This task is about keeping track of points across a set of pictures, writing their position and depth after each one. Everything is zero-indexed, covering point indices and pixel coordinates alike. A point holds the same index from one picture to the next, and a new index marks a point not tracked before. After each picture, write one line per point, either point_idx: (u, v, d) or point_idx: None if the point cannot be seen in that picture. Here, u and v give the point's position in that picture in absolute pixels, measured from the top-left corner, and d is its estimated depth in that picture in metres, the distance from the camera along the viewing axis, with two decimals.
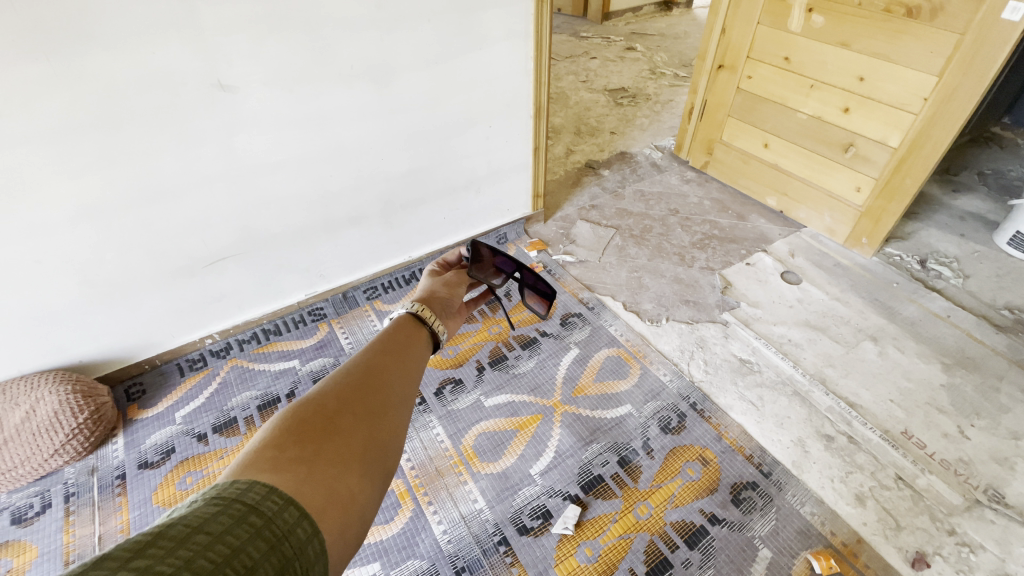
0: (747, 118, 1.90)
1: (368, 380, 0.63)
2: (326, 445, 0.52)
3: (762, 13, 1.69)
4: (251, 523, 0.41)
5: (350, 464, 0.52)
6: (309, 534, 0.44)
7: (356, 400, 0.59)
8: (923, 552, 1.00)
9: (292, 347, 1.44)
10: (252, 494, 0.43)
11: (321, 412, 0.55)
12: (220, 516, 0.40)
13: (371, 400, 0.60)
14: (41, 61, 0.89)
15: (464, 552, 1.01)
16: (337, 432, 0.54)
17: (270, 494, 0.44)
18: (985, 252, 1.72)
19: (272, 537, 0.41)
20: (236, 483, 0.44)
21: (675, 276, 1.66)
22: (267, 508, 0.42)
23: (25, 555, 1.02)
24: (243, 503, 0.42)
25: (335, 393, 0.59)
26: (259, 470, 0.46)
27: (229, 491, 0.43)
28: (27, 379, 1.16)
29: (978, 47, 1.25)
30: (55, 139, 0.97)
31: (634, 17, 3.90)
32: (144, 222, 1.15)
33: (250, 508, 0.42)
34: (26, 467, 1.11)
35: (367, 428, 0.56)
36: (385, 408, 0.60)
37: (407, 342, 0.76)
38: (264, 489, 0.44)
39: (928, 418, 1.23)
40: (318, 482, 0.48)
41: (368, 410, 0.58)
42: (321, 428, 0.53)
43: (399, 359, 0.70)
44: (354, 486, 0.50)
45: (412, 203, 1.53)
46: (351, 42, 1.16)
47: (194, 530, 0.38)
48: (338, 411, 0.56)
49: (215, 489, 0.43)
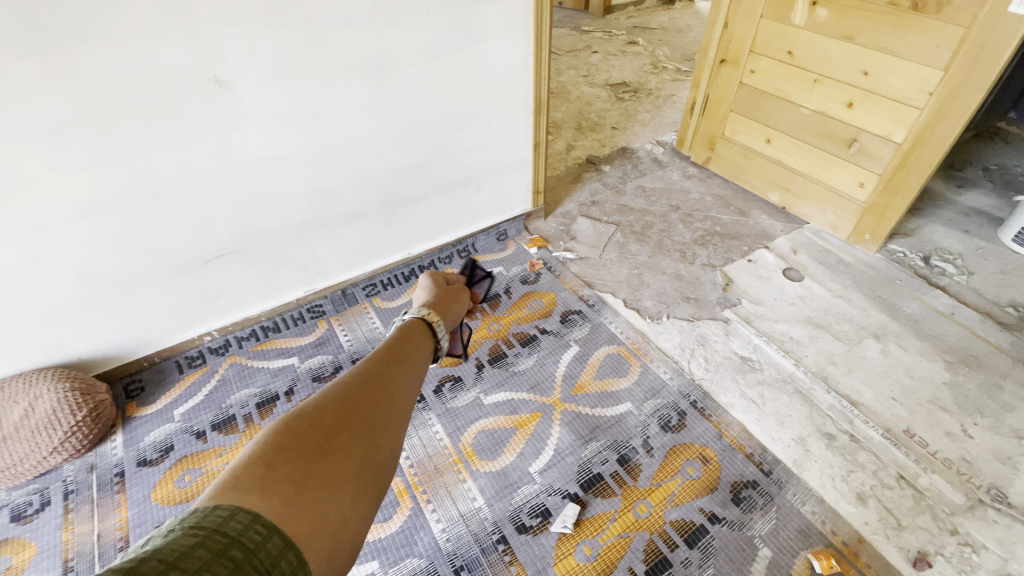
0: (749, 113, 1.88)
1: (367, 394, 0.62)
2: (319, 465, 0.50)
3: (765, 6, 1.66)
4: (230, 558, 0.39)
5: (342, 485, 0.50)
6: (293, 565, 0.42)
7: (353, 416, 0.58)
8: (925, 551, 1.00)
9: (291, 345, 1.44)
10: (234, 525, 0.41)
11: (317, 428, 0.54)
12: (197, 551, 0.38)
13: (367, 417, 0.59)
14: (35, 56, 0.88)
15: (462, 550, 1.01)
16: (332, 451, 0.52)
17: (254, 523, 0.42)
18: (989, 249, 1.70)
19: (254, 571, 0.39)
20: (218, 510, 0.42)
21: (676, 273, 1.64)
22: (249, 540, 0.41)
23: (25, 553, 1.02)
24: (224, 535, 0.40)
25: (333, 406, 0.58)
26: (246, 491, 0.45)
27: (208, 521, 0.41)
28: (25, 377, 1.16)
29: (983, 41, 1.23)
30: (49, 136, 0.96)
31: (635, 11, 3.87)
32: (142, 219, 1.14)
33: (231, 541, 0.40)
34: (25, 465, 1.11)
35: (363, 447, 0.55)
36: (381, 425, 0.59)
37: (408, 351, 0.75)
38: (247, 517, 0.42)
39: (930, 416, 1.22)
40: (307, 506, 0.46)
41: (365, 427, 0.57)
42: (316, 445, 0.52)
43: (399, 370, 0.69)
44: (344, 510, 0.49)
45: (411, 199, 1.52)
46: (348, 37, 1.14)
47: (168, 566, 0.36)
48: (335, 429, 0.55)
49: (195, 519, 0.41)
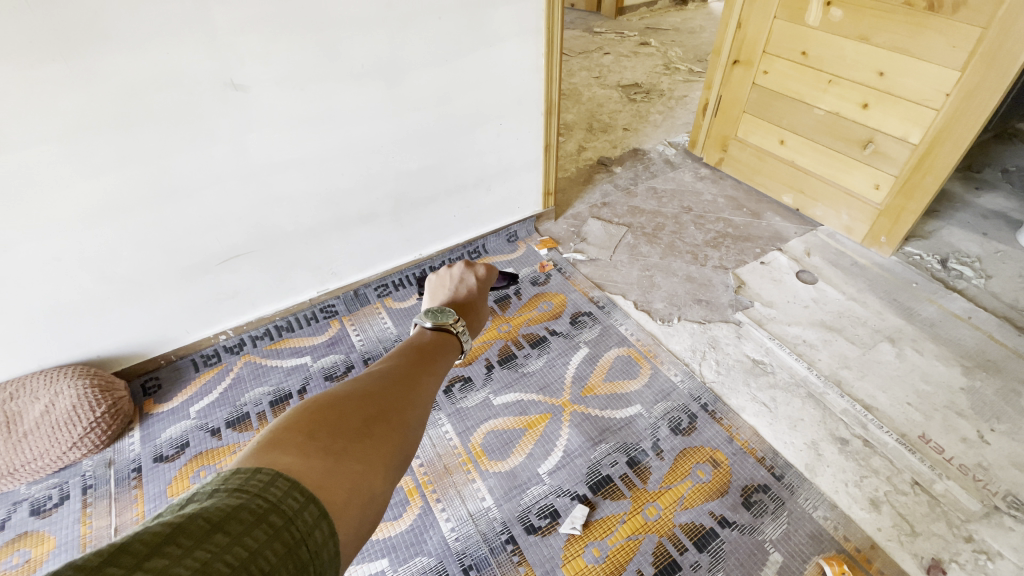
0: (763, 114, 1.86)
1: (406, 387, 0.62)
2: (356, 444, 0.50)
3: (779, 7, 1.65)
4: (270, 524, 0.38)
5: (375, 463, 0.50)
6: (326, 536, 0.42)
7: (389, 401, 0.58)
8: (939, 558, 0.98)
9: (304, 344, 1.46)
10: (274, 491, 0.41)
11: (357, 411, 0.54)
12: (240, 513, 0.38)
13: (402, 404, 0.59)
14: (59, 62, 0.91)
15: (471, 550, 1.02)
16: (369, 434, 0.53)
17: (292, 491, 0.42)
18: (1009, 252, 1.66)
19: (291, 539, 0.39)
20: (259, 474, 0.42)
21: (687, 275, 1.64)
22: (288, 507, 0.41)
23: (43, 546, 1.05)
24: (265, 499, 0.40)
25: (373, 393, 0.58)
26: (286, 456, 0.45)
27: (250, 484, 0.41)
28: (47, 374, 1.20)
29: (1001, 40, 1.21)
30: (72, 139, 0.99)
31: (648, 12, 3.85)
32: (159, 220, 1.17)
33: (271, 507, 0.40)
34: (45, 459, 1.14)
35: (398, 435, 0.55)
36: (416, 420, 0.59)
37: (441, 350, 0.76)
38: (287, 483, 0.42)
39: (946, 422, 1.20)
40: (342, 477, 0.46)
41: (399, 413, 0.57)
42: (355, 426, 0.52)
43: (432, 367, 0.70)
44: (375, 488, 0.48)
45: (422, 201, 1.53)
46: (361, 41, 1.16)
47: (213, 528, 0.36)
48: (374, 414, 0.55)
49: (238, 481, 0.41)
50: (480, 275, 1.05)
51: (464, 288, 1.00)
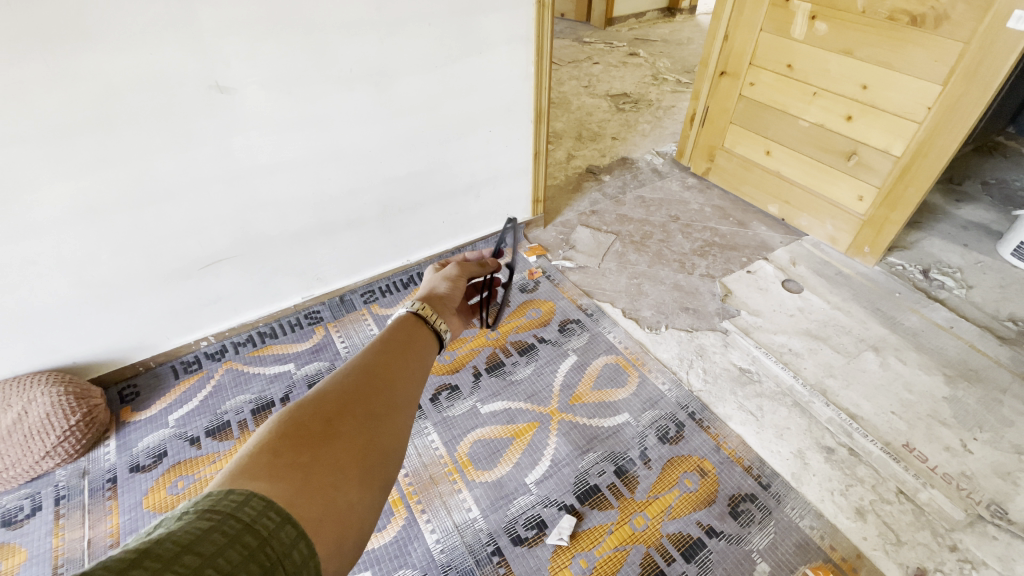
0: (749, 125, 1.89)
1: (369, 380, 0.59)
2: (324, 450, 0.48)
3: (765, 20, 1.68)
4: (244, 545, 0.37)
5: (348, 470, 0.48)
6: (305, 557, 0.40)
7: (358, 402, 0.55)
8: (924, 567, 0.98)
9: (288, 351, 1.42)
10: (247, 510, 0.39)
11: (320, 415, 0.52)
12: (212, 535, 0.36)
13: (372, 402, 0.56)
14: (37, 60, 0.89)
15: (457, 562, 1.00)
16: (336, 436, 0.50)
17: (268, 510, 0.40)
18: (988, 263, 1.70)
19: (266, 561, 0.37)
20: (232, 494, 0.40)
21: (675, 283, 1.64)
22: (263, 526, 0.39)
23: (14, 558, 1.01)
24: (238, 519, 0.38)
25: (335, 394, 0.55)
26: (254, 477, 0.43)
27: (223, 504, 0.39)
28: (20, 380, 1.16)
29: (982, 56, 1.24)
30: (50, 139, 0.96)
31: (636, 23, 3.90)
32: (140, 223, 1.14)
33: (245, 527, 0.38)
34: (16, 469, 1.09)
35: (368, 432, 0.53)
36: (391, 413, 0.57)
37: (412, 338, 0.72)
38: (261, 503, 0.40)
39: (930, 430, 1.21)
40: (314, 492, 0.44)
41: (369, 413, 0.55)
42: (319, 431, 0.50)
43: (403, 358, 0.67)
44: (351, 496, 0.46)
45: (411, 206, 1.52)
46: (350, 45, 1.15)
47: (182, 549, 0.35)
48: (338, 415, 0.53)
49: (209, 502, 0.39)
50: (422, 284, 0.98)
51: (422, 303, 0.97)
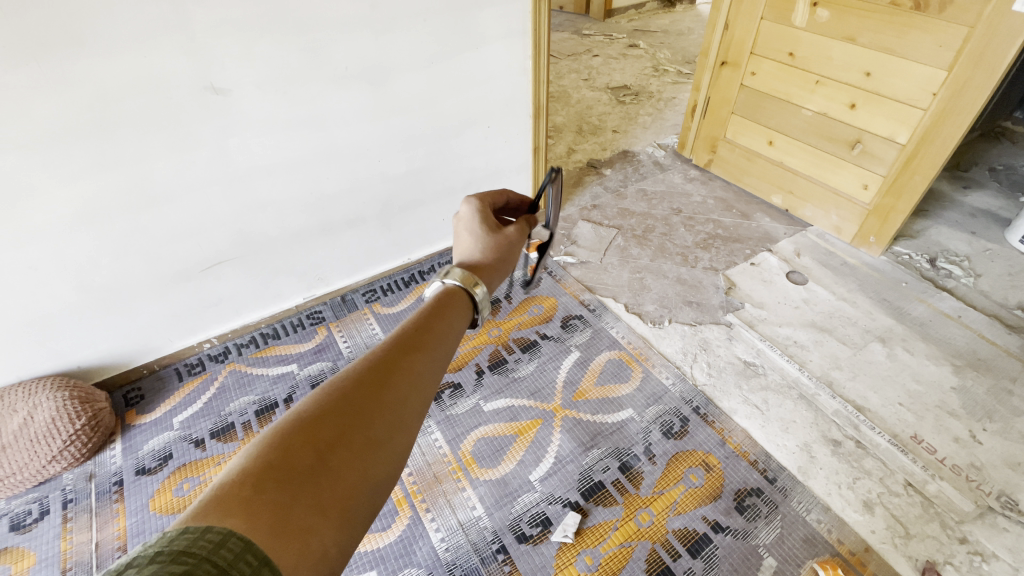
0: (751, 115, 1.86)
1: (376, 397, 0.53)
2: (311, 486, 0.43)
3: (766, 8, 1.65)
4: None
5: (331, 509, 0.43)
6: None
7: (356, 428, 0.50)
8: (933, 560, 0.97)
9: (291, 351, 1.42)
10: (224, 554, 0.35)
11: (315, 439, 0.47)
12: None
13: (373, 429, 0.51)
14: (30, 65, 0.88)
15: (462, 560, 1.00)
16: (328, 468, 0.45)
17: (246, 553, 0.36)
18: (997, 251, 1.68)
19: None
20: (209, 533, 0.36)
21: (678, 276, 1.63)
22: (241, 573, 0.35)
23: (23, 562, 1.02)
24: (215, 563, 0.34)
25: (334, 413, 0.50)
26: (232, 507, 0.39)
27: (197, 546, 0.34)
28: (25, 386, 1.17)
29: (987, 40, 1.22)
30: (46, 145, 0.96)
31: (636, 14, 3.86)
32: (140, 227, 1.14)
33: (222, 573, 0.34)
34: (24, 473, 1.10)
35: (361, 466, 0.48)
36: (390, 440, 0.51)
37: (435, 337, 0.64)
38: (240, 544, 0.36)
39: (938, 422, 1.20)
40: (293, 532, 0.40)
41: (367, 443, 0.49)
42: (310, 461, 0.45)
43: (419, 368, 0.59)
44: (330, 539, 0.42)
45: (410, 205, 1.52)
46: (345, 43, 1.14)
47: None
48: (334, 441, 0.47)
49: (182, 542, 0.34)
50: (470, 219, 0.82)
51: (462, 242, 0.81)
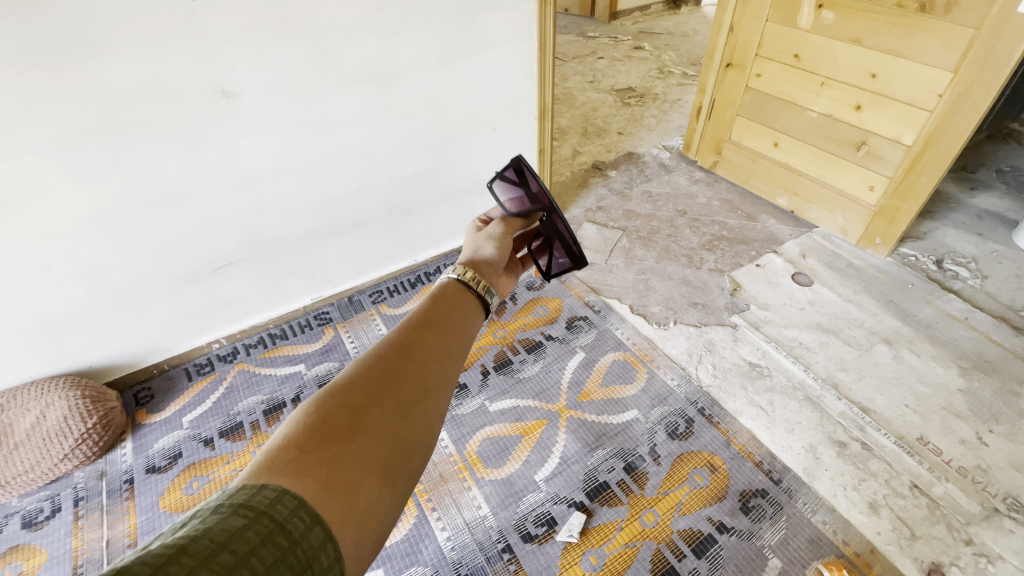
0: (756, 117, 1.87)
1: (403, 363, 0.54)
2: (350, 446, 0.44)
3: (771, 10, 1.66)
4: (276, 545, 0.35)
5: (372, 466, 0.44)
6: (332, 560, 0.38)
7: (387, 391, 0.50)
8: (939, 562, 0.97)
9: (298, 351, 1.44)
10: (280, 508, 0.37)
11: (349, 404, 0.47)
12: (246, 533, 0.35)
13: (403, 391, 0.51)
14: (46, 70, 0.90)
15: (468, 559, 1.01)
16: (364, 429, 0.46)
17: (299, 509, 0.38)
18: (1004, 252, 1.67)
19: (297, 564, 0.35)
20: (266, 490, 0.38)
21: (683, 278, 1.63)
22: (294, 527, 0.37)
23: (35, 559, 1.03)
24: (271, 518, 0.36)
25: (364, 380, 0.50)
26: (280, 472, 0.40)
27: (257, 500, 0.37)
28: (38, 385, 1.19)
29: (994, 41, 1.22)
30: (60, 148, 0.98)
31: (641, 16, 3.87)
32: (151, 228, 1.16)
33: (278, 527, 0.36)
34: (36, 471, 1.12)
35: (396, 425, 0.48)
36: (421, 400, 0.51)
37: (450, 311, 0.64)
38: (294, 501, 0.39)
39: (944, 424, 1.19)
40: (339, 490, 0.41)
41: (398, 403, 0.50)
42: (346, 424, 0.46)
43: (441, 335, 0.59)
44: (374, 495, 0.43)
45: (417, 207, 1.53)
46: (353, 47, 1.15)
47: (219, 547, 0.33)
48: (367, 403, 0.48)
49: (243, 496, 0.37)
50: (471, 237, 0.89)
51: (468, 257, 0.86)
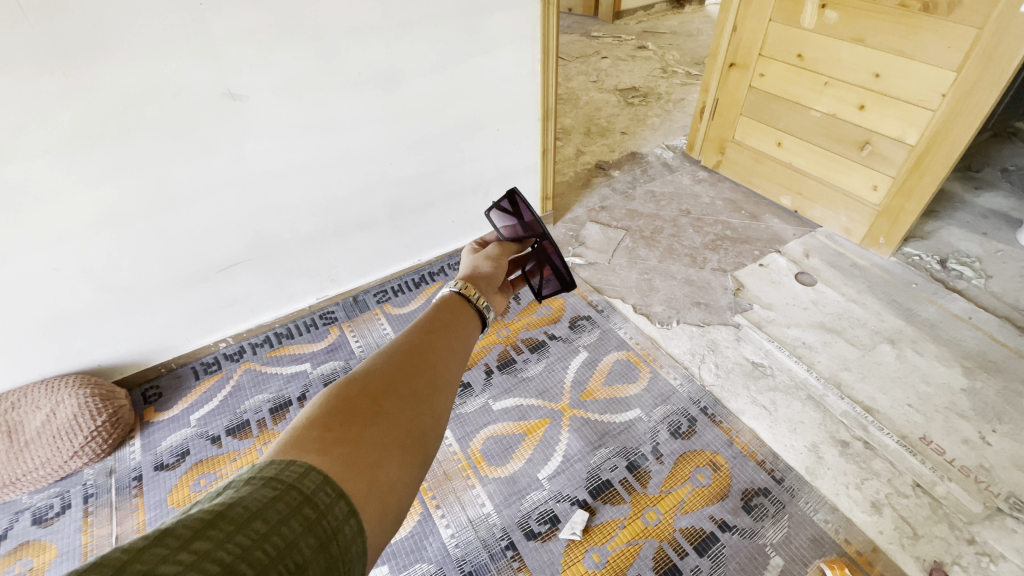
0: (759, 117, 1.87)
1: (415, 359, 0.55)
2: (369, 428, 0.45)
3: (774, 10, 1.66)
4: (304, 516, 0.36)
5: (391, 447, 0.45)
6: (355, 533, 0.39)
7: (402, 381, 0.51)
8: (941, 561, 0.98)
9: (304, 351, 1.45)
10: (308, 482, 0.38)
11: (366, 391, 0.49)
12: (277, 504, 0.36)
13: (418, 382, 0.52)
14: (57, 74, 0.92)
15: (471, 556, 1.02)
16: (382, 414, 0.47)
17: (326, 484, 0.39)
18: (1009, 252, 1.66)
19: (322, 535, 0.36)
20: (294, 465, 0.39)
21: (686, 277, 1.64)
22: (321, 499, 0.38)
23: (45, 555, 1.05)
24: (300, 490, 0.38)
25: (380, 372, 0.52)
26: (305, 449, 0.41)
27: (286, 474, 0.38)
28: (48, 383, 1.21)
29: (997, 40, 1.22)
30: (71, 150, 0.99)
31: (645, 15, 3.86)
32: (159, 228, 1.17)
33: (305, 498, 0.37)
34: (47, 468, 1.14)
35: (412, 412, 0.49)
36: (433, 392, 0.53)
37: (455, 318, 0.65)
38: (320, 476, 0.39)
39: (947, 423, 1.19)
40: (361, 467, 0.42)
41: (413, 393, 0.51)
42: (365, 408, 0.47)
43: (448, 337, 0.61)
44: (394, 473, 0.44)
45: (421, 207, 1.54)
46: (358, 49, 1.17)
47: (252, 515, 0.35)
48: (384, 391, 0.49)
49: (273, 470, 0.39)
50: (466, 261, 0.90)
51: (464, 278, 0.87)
